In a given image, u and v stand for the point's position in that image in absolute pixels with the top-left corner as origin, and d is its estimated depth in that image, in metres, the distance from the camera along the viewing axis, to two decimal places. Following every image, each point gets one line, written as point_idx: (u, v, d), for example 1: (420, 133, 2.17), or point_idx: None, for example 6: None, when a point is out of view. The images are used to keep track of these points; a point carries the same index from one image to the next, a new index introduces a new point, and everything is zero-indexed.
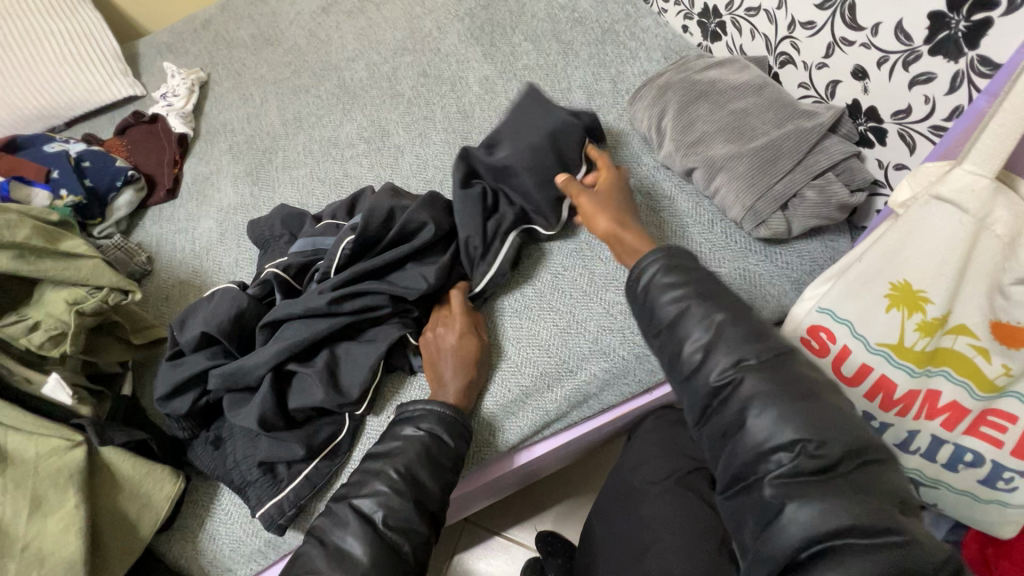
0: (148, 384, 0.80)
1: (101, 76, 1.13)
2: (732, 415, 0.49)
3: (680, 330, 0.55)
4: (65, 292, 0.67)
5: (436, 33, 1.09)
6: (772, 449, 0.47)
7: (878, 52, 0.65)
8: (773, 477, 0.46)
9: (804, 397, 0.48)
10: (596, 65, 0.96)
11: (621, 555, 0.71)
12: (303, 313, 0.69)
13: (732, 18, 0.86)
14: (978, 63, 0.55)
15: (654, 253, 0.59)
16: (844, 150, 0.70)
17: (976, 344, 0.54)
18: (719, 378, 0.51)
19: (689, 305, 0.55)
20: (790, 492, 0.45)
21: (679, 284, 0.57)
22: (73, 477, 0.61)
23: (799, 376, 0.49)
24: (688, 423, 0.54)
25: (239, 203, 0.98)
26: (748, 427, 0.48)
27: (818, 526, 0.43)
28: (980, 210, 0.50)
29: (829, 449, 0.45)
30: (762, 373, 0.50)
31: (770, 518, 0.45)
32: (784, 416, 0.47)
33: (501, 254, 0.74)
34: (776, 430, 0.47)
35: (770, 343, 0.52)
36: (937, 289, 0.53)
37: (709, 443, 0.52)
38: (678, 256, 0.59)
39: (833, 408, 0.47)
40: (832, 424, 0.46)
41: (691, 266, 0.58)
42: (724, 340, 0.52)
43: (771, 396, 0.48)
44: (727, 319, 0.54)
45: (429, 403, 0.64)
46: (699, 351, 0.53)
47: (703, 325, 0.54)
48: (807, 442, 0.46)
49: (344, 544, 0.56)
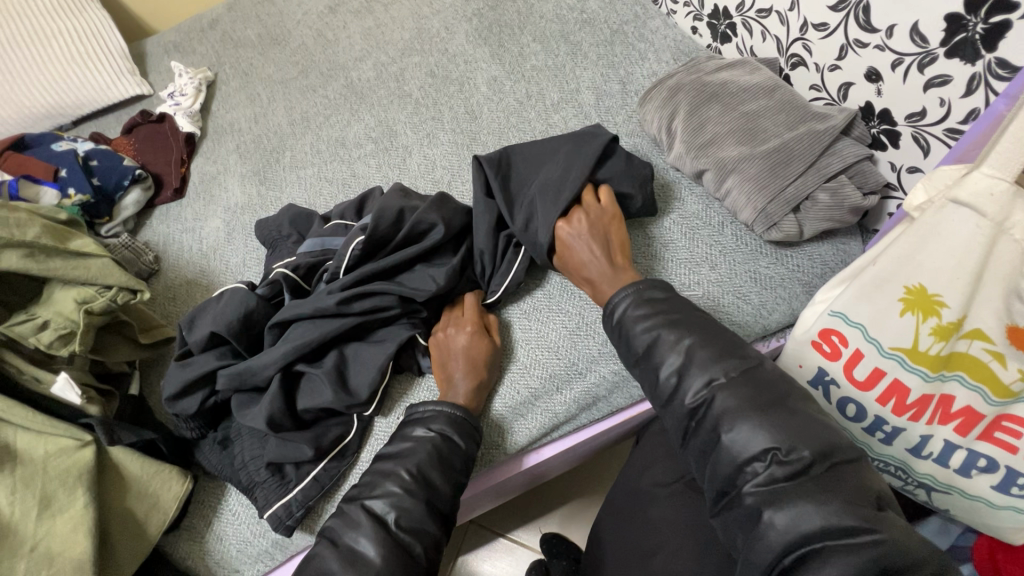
0: (155, 384, 0.80)
1: (108, 75, 1.13)
2: (707, 433, 0.52)
3: (655, 358, 0.57)
4: (75, 291, 0.67)
5: (444, 33, 1.08)
6: (746, 460, 0.49)
7: (892, 54, 0.65)
8: (750, 487, 0.48)
9: (770, 407, 0.50)
10: (605, 66, 0.96)
11: (628, 558, 0.71)
12: (313, 314, 0.69)
13: (743, 19, 0.85)
14: (996, 65, 0.55)
15: (625, 290, 0.62)
16: (857, 153, 0.69)
17: (992, 349, 0.54)
18: (695, 399, 0.54)
19: (661, 333, 0.57)
20: (768, 499, 0.47)
21: (650, 314, 0.59)
22: (82, 476, 0.60)
23: (766, 388, 0.52)
24: (675, 445, 0.56)
25: (247, 203, 0.98)
26: (723, 443, 0.50)
27: (795, 530, 0.45)
28: (999, 214, 0.49)
29: (798, 454, 0.47)
30: (732, 390, 0.52)
31: (753, 525, 0.47)
32: (754, 428, 0.49)
33: (513, 264, 0.74)
34: (747, 442, 0.49)
35: (737, 361, 0.54)
36: (953, 292, 0.53)
37: (692, 461, 0.54)
38: (649, 289, 0.62)
39: (799, 414, 0.50)
40: (799, 432, 0.48)
41: (662, 298, 0.61)
42: (695, 362, 0.54)
43: (742, 410, 0.50)
44: (696, 342, 0.56)
45: (440, 404, 0.64)
46: (674, 375, 0.55)
47: (675, 351, 0.56)
48: (776, 450, 0.48)
49: (356, 545, 0.55)
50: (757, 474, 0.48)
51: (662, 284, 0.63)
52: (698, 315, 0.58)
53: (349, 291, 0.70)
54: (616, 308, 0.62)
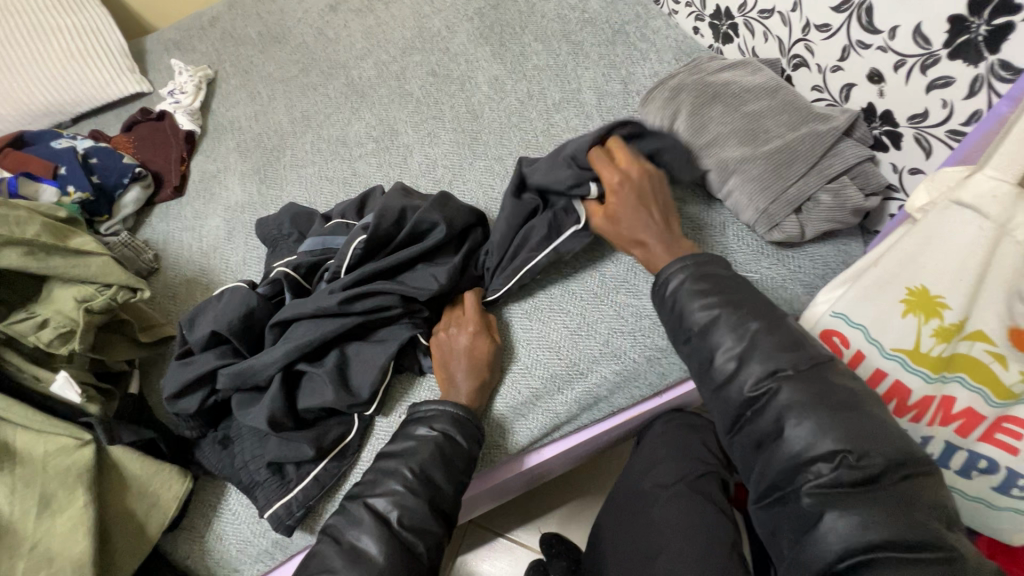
0: (154, 383, 0.80)
1: (108, 72, 1.13)
2: (768, 424, 0.51)
3: (712, 338, 0.56)
4: (74, 289, 0.67)
5: (445, 32, 1.08)
6: (810, 458, 0.48)
7: (895, 55, 0.65)
8: (812, 486, 0.48)
9: (842, 408, 0.49)
10: (606, 66, 0.96)
11: (629, 558, 0.71)
12: (315, 313, 0.69)
13: (745, 20, 0.85)
14: (999, 67, 0.55)
15: (680, 264, 0.61)
16: (858, 154, 0.69)
17: (993, 350, 0.54)
18: (756, 387, 0.53)
19: (722, 314, 0.57)
20: (830, 501, 0.47)
21: (713, 295, 0.58)
22: (82, 476, 0.60)
23: (837, 389, 0.51)
24: (720, 432, 0.56)
25: (247, 201, 0.97)
26: (786, 437, 0.50)
27: (858, 538, 0.45)
28: (1002, 216, 0.49)
29: (870, 459, 0.47)
30: (798, 384, 0.51)
31: (808, 527, 0.47)
32: (822, 426, 0.49)
33: (523, 267, 0.73)
34: (812, 438, 0.49)
35: (803, 354, 0.53)
36: (955, 293, 0.53)
37: (742, 451, 0.54)
38: (708, 265, 0.61)
39: (870, 419, 0.49)
40: (873, 438, 0.48)
41: (722, 276, 0.60)
42: (758, 350, 0.54)
43: (810, 406, 0.50)
44: (763, 329, 0.55)
45: (443, 403, 0.64)
46: (733, 360, 0.55)
47: (739, 334, 0.55)
48: (847, 452, 0.47)
49: (358, 543, 0.56)
50: (821, 474, 0.48)
51: (718, 260, 0.62)
52: (763, 303, 0.57)
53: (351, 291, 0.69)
54: (668, 282, 0.61)
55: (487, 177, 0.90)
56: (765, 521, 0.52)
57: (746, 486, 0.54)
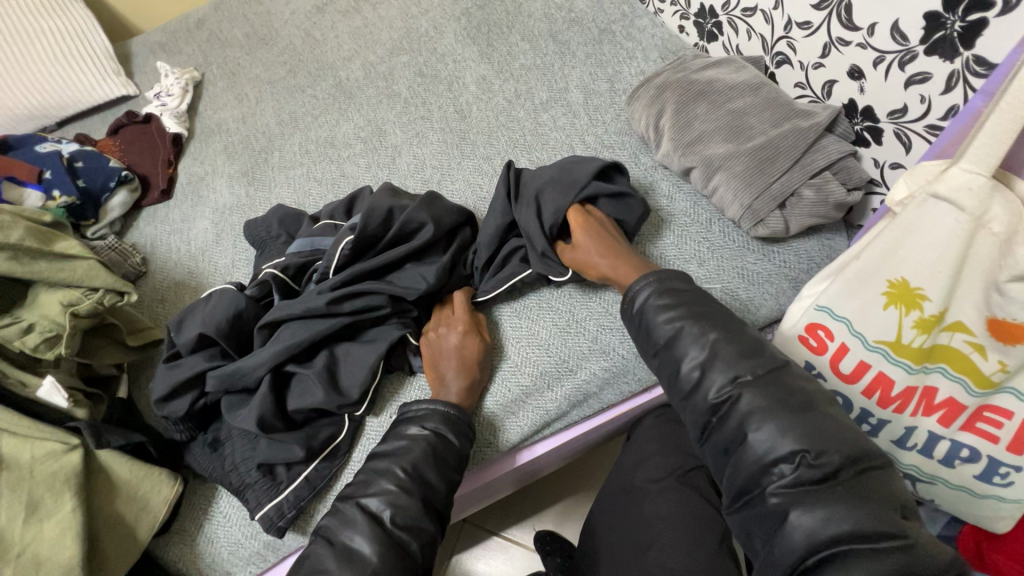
0: (142, 386, 0.79)
1: (94, 75, 1.12)
2: (732, 431, 0.51)
3: (678, 350, 0.57)
4: (60, 293, 0.66)
5: (433, 33, 1.08)
6: (773, 461, 0.49)
7: (874, 52, 0.66)
8: (776, 487, 0.48)
9: (800, 410, 0.50)
10: (593, 65, 0.97)
11: (620, 554, 0.72)
12: (303, 314, 0.69)
13: (728, 18, 0.86)
14: (974, 63, 0.56)
15: (645, 280, 0.62)
16: (841, 150, 0.70)
17: (973, 341, 0.55)
18: (719, 396, 0.53)
19: (684, 325, 0.57)
20: (793, 500, 0.47)
21: (672, 305, 0.59)
22: (70, 480, 0.60)
23: (792, 390, 0.52)
24: (692, 440, 0.56)
25: (235, 204, 0.97)
26: (750, 442, 0.50)
27: (821, 532, 0.45)
28: (977, 209, 0.50)
29: (829, 458, 0.47)
30: (758, 390, 0.52)
31: (776, 527, 0.48)
32: (782, 430, 0.49)
33: (513, 277, 0.73)
34: (775, 444, 0.49)
35: (761, 360, 0.54)
36: (935, 286, 0.54)
37: (713, 459, 0.54)
38: (670, 279, 0.61)
39: (824, 418, 0.50)
40: (830, 439, 0.48)
41: (683, 289, 0.60)
42: (720, 358, 0.54)
43: (770, 411, 0.50)
44: (721, 338, 0.56)
45: (433, 402, 0.64)
46: (697, 369, 0.55)
47: (699, 344, 0.56)
48: (806, 452, 0.48)
49: (352, 543, 0.56)
50: (784, 476, 0.48)
51: (685, 276, 0.63)
52: (720, 311, 0.58)
53: (339, 291, 0.70)
54: (637, 296, 0.62)
55: (476, 177, 0.90)
56: (738, 524, 0.52)
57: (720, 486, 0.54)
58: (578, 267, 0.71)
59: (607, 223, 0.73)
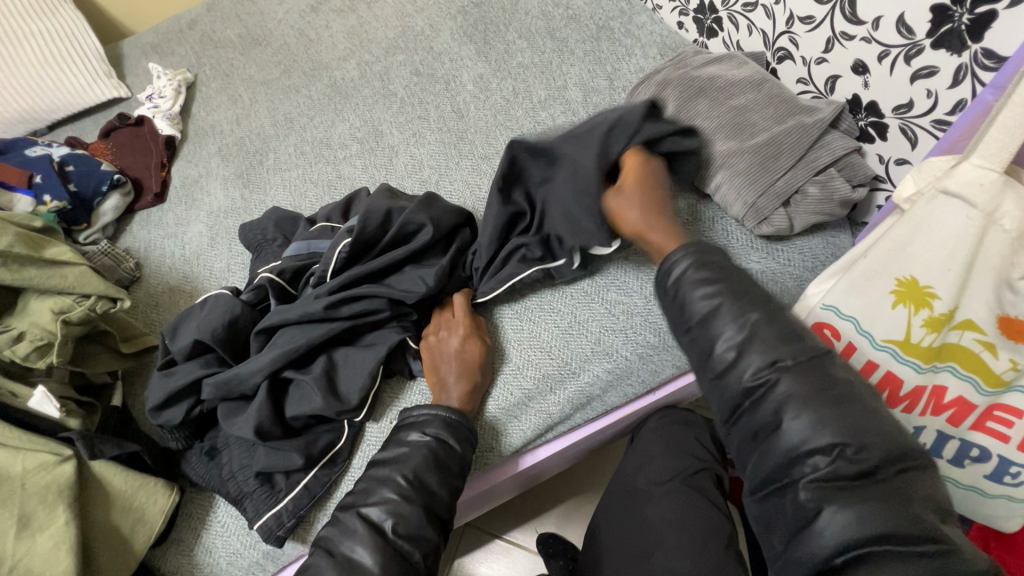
0: (137, 394, 0.78)
1: (85, 77, 1.11)
2: (766, 418, 0.47)
3: (713, 328, 0.51)
4: (50, 300, 0.65)
5: (429, 31, 1.07)
6: (807, 452, 0.45)
7: (879, 46, 0.65)
8: (809, 480, 0.45)
9: (843, 401, 0.46)
10: (592, 62, 0.95)
11: (623, 557, 0.71)
12: (300, 320, 0.67)
13: (729, 13, 0.85)
14: (982, 56, 0.55)
15: (682, 252, 0.55)
16: (845, 146, 0.69)
17: (983, 339, 0.54)
18: (754, 379, 0.48)
19: (723, 302, 0.51)
20: (827, 496, 0.44)
21: (712, 280, 0.52)
22: (63, 493, 0.58)
23: (837, 380, 0.47)
24: (717, 420, 0.51)
25: (230, 207, 0.96)
26: (784, 431, 0.46)
27: (854, 531, 0.42)
28: (989, 205, 0.49)
29: (868, 454, 0.44)
30: (798, 376, 0.47)
31: (802, 523, 0.44)
32: (822, 420, 0.45)
33: (515, 277, 0.71)
34: (812, 435, 0.45)
35: (804, 345, 0.48)
36: (945, 285, 0.53)
37: (739, 443, 0.50)
38: (709, 252, 0.55)
39: (868, 412, 0.45)
40: (874, 434, 0.44)
41: (724, 263, 0.54)
42: (760, 339, 0.49)
43: (810, 400, 0.46)
44: (763, 317, 0.50)
45: (436, 407, 0.62)
46: (732, 350, 0.49)
47: (737, 323, 0.50)
48: (845, 446, 0.44)
49: (353, 554, 0.54)
50: (818, 468, 0.44)
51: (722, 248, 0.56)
52: (759, 287, 0.52)
53: (337, 296, 0.68)
54: (673, 268, 0.55)
55: (475, 177, 0.89)
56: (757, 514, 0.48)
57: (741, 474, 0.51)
58: (618, 210, 0.63)
59: (659, 178, 0.66)
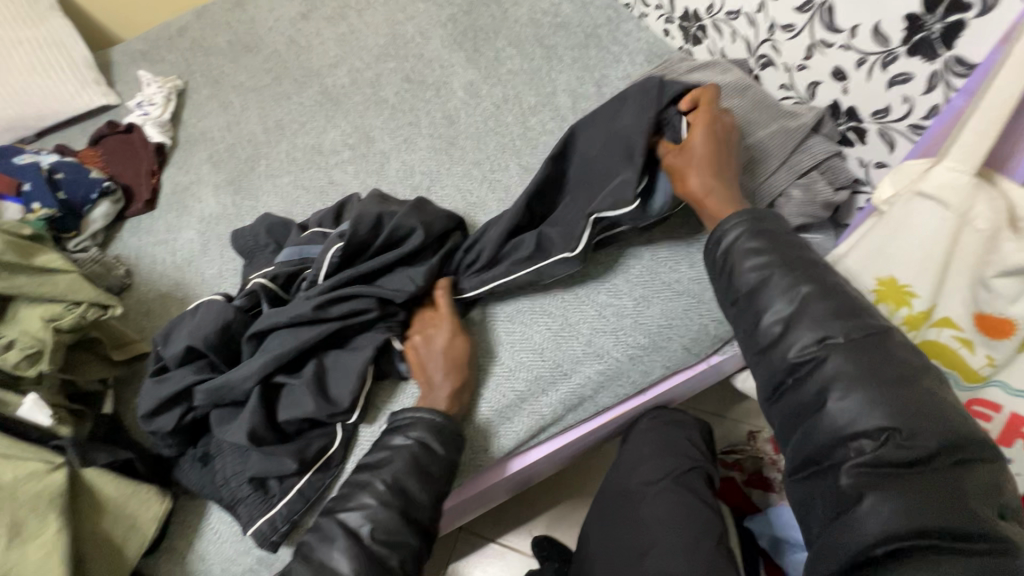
0: (129, 401, 0.77)
1: (73, 84, 1.11)
2: (811, 394, 0.49)
3: (760, 300, 0.54)
4: (42, 308, 0.65)
5: (419, 39, 1.08)
6: (852, 434, 0.46)
7: (856, 53, 0.66)
8: (852, 464, 0.46)
9: (897, 383, 0.46)
10: (580, 69, 0.97)
11: (616, 555, 0.72)
12: (290, 322, 0.68)
13: (713, 21, 0.87)
14: (954, 62, 0.57)
15: (738, 218, 0.58)
16: (826, 150, 0.72)
17: (960, 336, 0.57)
18: (801, 354, 0.50)
19: (773, 275, 0.54)
20: (871, 482, 0.45)
21: (763, 252, 0.55)
22: (54, 501, 0.58)
23: (895, 360, 0.48)
24: (761, 398, 0.55)
25: (221, 213, 0.96)
26: (828, 410, 0.48)
27: (898, 522, 0.43)
28: (962, 206, 0.50)
29: (921, 442, 0.44)
30: (851, 354, 0.48)
31: (845, 510, 0.45)
32: (872, 401, 0.46)
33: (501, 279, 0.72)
34: (859, 415, 0.46)
35: (859, 324, 0.49)
36: (922, 284, 0.56)
37: (783, 418, 0.52)
38: (762, 222, 0.57)
39: (927, 396, 0.46)
40: (926, 420, 0.45)
41: (779, 236, 0.56)
42: (809, 315, 0.51)
43: (858, 379, 0.47)
44: (814, 292, 0.52)
45: (419, 411, 0.63)
46: (779, 323, 0.52)
47: (787, 297, 0.52)
48: (895, 431, 0.45)
49: (329, 560, 0.56)
50: (863, 451, 0.46)
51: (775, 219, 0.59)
52: (814, 262, 0.54)
53: (326, 296, 0.68)
54: (723, 238, 0.58)
55: (466, 182, 0.90)
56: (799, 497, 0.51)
57: (783, 454, 0.53)
58: (673, 174, 0.67)
59: (729, 136, 0.67)
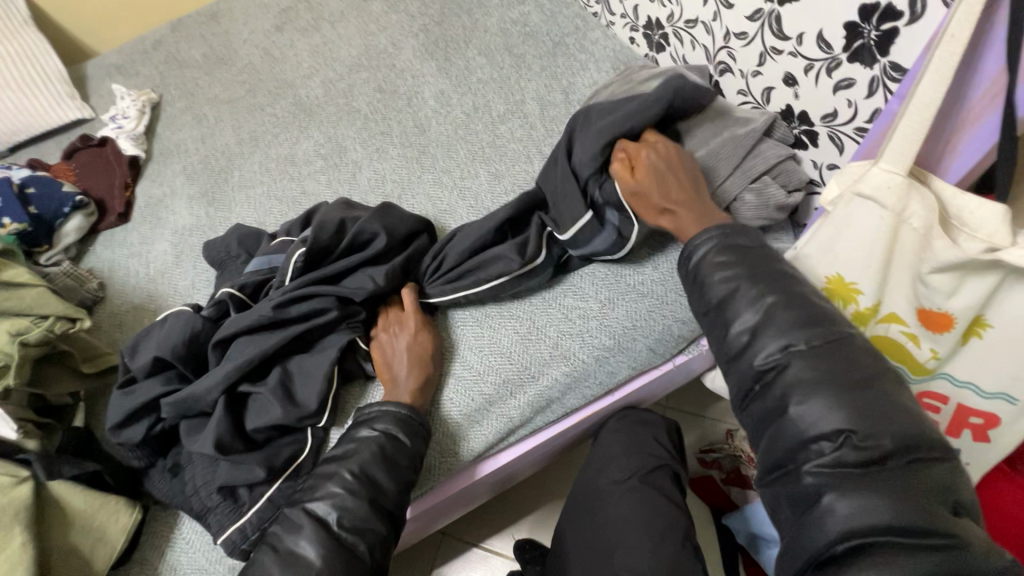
0: (100, 414, 0.78)
1: (45, 98, 1.11)
2: (774, 401, 0.50)
3: (727, 312, 0.54)
4: (6, 322, 0.64)
5: (391, 49, 1.10)
6: (813, 438, 0.47)
7: (804, 60, 0.69)
8: (813, 466, 0.47)
9: (856, 386, 0.48)
10: (548, 77, 0.99)
11: (585, 553, 0.73)
12: (251, 327, 0.69)
13: (673, 30, 0.89)
14: (890, 69, 0.60)
15: (709, 234, 0.58)
16: (778, 154, 0.73)
17: (907, 330, 0.60)
18: (765, 362, 0.51)
19: (740, 286, 0.54)
20: (830, 483, 0.46)
21: (730, 264, 0.56)
22: (19, 514, 0.58)
23: (852, 364, 0.49)
24: (732, 406, 0.55)
25: (194, 224, 0.96)
26: (791, 415, 0.49)
27: (854, 519, 0.44)
28: (897, 206, 0.52)
29: (877, 442, 0.45)
30: (812, 360, 0.49)
31: (809, 508, 0.47)
32: (830, 404, 0.47)
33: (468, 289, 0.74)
34: (820, 419, 0.47)
35: (820, 331, 0.51)
36: (866, 282, 0.59)
37: (753, 424, 0.53)
38: (734, 235, 0.58)
39: (882, 399, 0.47)
40: (884, 421, 0.46)
41: (749, 248, 0.57)
42: (773, 323, 0.52)
43: (818, 385, 0.48)
44: (779, 302, 0.52)
45: (385, 403, 0.65)
46: (746, 333, 0.53)
47: (753, 307, 0.53)
48: (851, 433, 0.46)
49: (296, 547, 0.57)
50: (824, 454, 0.47)
51: (749, 232, 0.59)
52: (780, 271, 0.55)
53: (285, 297, 0.70)
54: (694, 252, 0.59)
55: (436, 190, 0.91)
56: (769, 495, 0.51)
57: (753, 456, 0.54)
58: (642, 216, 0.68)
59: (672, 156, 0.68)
